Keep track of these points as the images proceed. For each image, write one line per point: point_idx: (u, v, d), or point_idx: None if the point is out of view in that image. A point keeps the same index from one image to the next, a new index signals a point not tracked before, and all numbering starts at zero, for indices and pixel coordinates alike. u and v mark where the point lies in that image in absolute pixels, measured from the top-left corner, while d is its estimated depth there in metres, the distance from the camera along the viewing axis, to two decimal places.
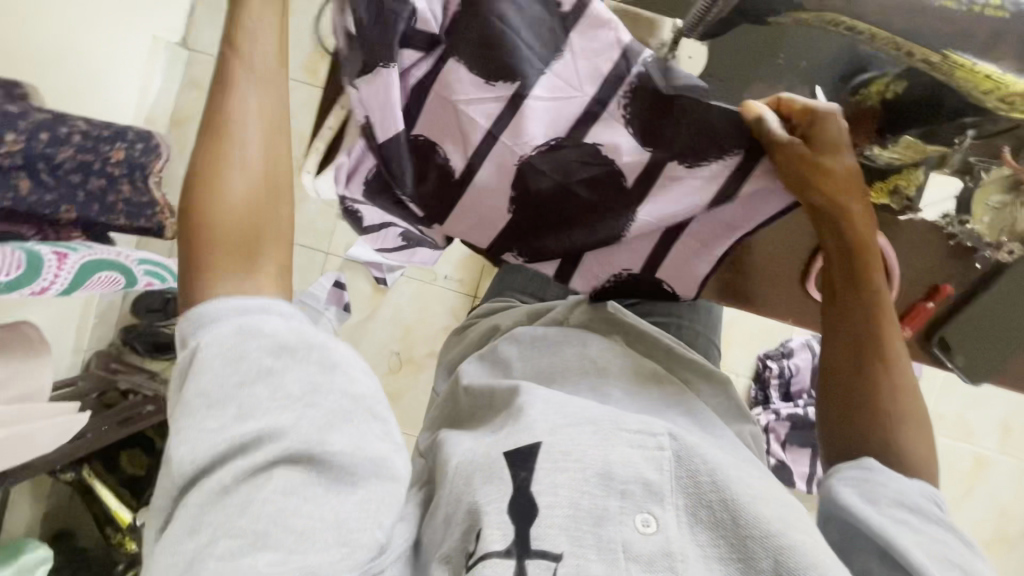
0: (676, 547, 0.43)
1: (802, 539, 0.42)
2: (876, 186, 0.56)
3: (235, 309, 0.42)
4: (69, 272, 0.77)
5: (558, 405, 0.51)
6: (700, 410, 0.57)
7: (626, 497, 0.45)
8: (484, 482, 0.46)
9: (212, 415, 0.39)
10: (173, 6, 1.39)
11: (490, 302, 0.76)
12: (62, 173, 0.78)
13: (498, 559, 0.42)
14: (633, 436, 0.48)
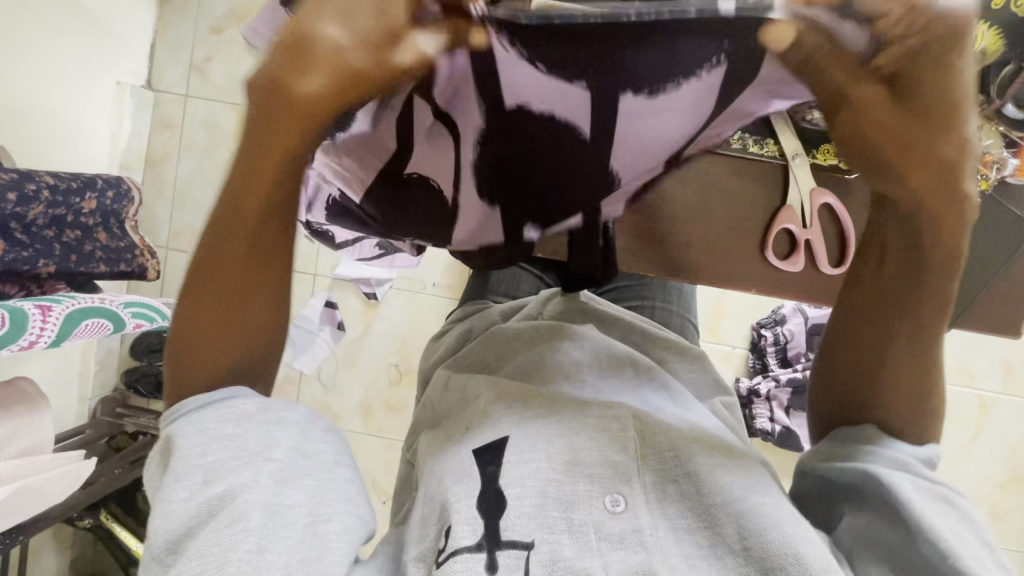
0: (644, 523, 0.45)
1: (763, 501, 0.44)
2: (821, 149, 0.57)
3: (202, 409, 0.44)
4: (55, 324, 0.79)
5: (523, 399, 0.53)
6: (674, 388, 0.58)
7: (593, 481, 0.46)
8: (455, 481, 0.47)
9: (181, 484, 0.42)
10: (132, 49, 1.40)
11: (466, 305, 0.76)
12: (36, 229, 0.80)
13: (469, 553, 0.44)
14: (597, 423, 0.50)
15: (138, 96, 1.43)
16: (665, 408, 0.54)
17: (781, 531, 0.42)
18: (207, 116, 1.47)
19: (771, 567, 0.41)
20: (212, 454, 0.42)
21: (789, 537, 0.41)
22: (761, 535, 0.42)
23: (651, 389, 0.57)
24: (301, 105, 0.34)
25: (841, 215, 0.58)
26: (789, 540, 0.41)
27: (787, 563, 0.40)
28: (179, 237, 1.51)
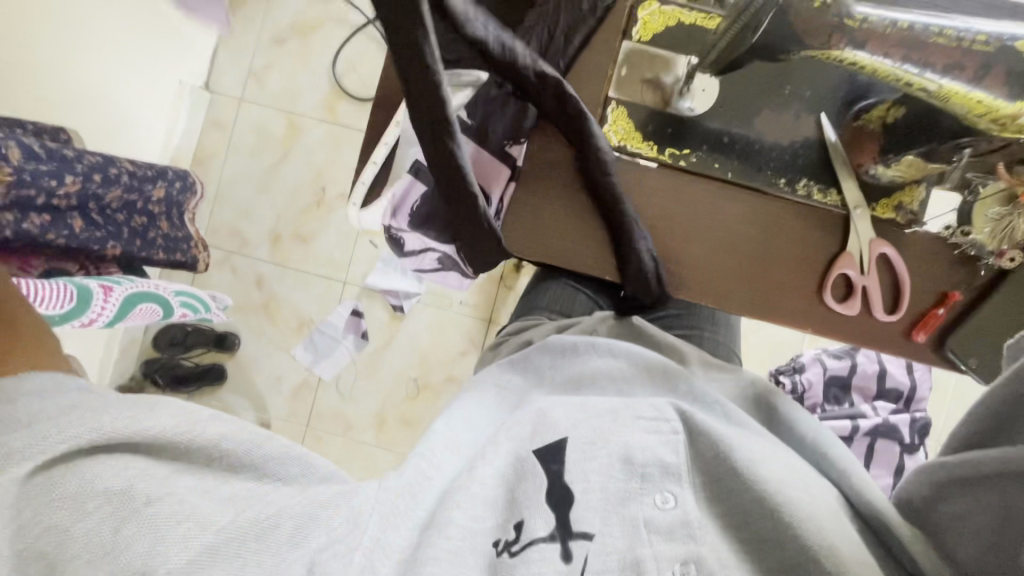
0: (694, 517, 0.45)
1: (798, 495, 0.43)
2: (881, 203, 0.61)
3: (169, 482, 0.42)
4: (115, 305, 0.81)
5: (578, 405, 0.54)
6: (710, 396, 0.57)
7: (647, 479, 0.47)
8: (518, 479, 0.49)
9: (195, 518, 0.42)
10: (196, 53, 1.46)
11: (520, 319, 0.79)
12: (109, 212, 0.83)
13: (544, 544, 0.45)
14: (649, 423, 0.50)
15: (196, 97, 1.49)
16: (713, 414, 0.54)
17: (818, 525, 0.41)
18: (259, 122, 1.53)
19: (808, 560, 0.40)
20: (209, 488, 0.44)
21: (826, 531, 0.41)
22: (800, 527, 0.41)
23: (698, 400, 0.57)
24: None
25: (899, 265, 0.60)
26: (825, 533, 0.40)
27: (824, 554, 0.40)
28: (216, 233, 1.54)
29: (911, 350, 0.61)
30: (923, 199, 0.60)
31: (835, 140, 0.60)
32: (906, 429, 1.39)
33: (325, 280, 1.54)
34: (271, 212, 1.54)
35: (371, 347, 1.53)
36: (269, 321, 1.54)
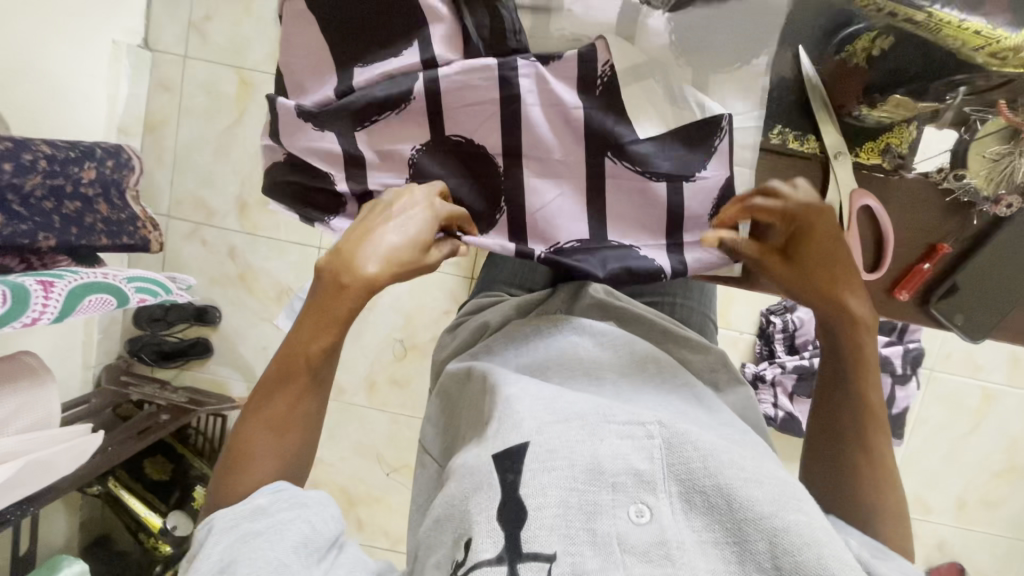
0: (671, 535, 0.39)
1: (795, 519, 0.39)
2: (865, 147, 0.54)
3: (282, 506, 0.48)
4: (57, 300, 0.77)
5: (546, 401, 0.47)
6: (703, 390, 0.55)
7: (617, 489, 0.41)
8: (473, 492, 0.43)
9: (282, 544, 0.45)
10: (127, 5, 1.32)
11: (478, 297, 0.75)
12: (34, 202, 0.77)
13: (489, 567, 0.39)
14: (621, 428, 0.44)
15: (135, 57, 1.37)
16: (692, 409, 0.52)
17: (815, 551, 0.37)
18: (208, 79, 1.41)
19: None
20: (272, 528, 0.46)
21: (824, 558, 0.37)
22: (795, 556, 0.37)
23: (681, 395, 0.54)
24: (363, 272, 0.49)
25: (881, 219, 0.55)
26: (823, 562, 0.37)
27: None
28: (180, 205, 1.47)
29: (895, 309, 0.57)
30: (914, 139, 0.53)
31: (814, 76, 0.52)
32: (898, 361, 1.38)
33: (299, 246, 1.48)
34: (234, 178, 1.46)
35: None
36: (247, 292, 1.50)
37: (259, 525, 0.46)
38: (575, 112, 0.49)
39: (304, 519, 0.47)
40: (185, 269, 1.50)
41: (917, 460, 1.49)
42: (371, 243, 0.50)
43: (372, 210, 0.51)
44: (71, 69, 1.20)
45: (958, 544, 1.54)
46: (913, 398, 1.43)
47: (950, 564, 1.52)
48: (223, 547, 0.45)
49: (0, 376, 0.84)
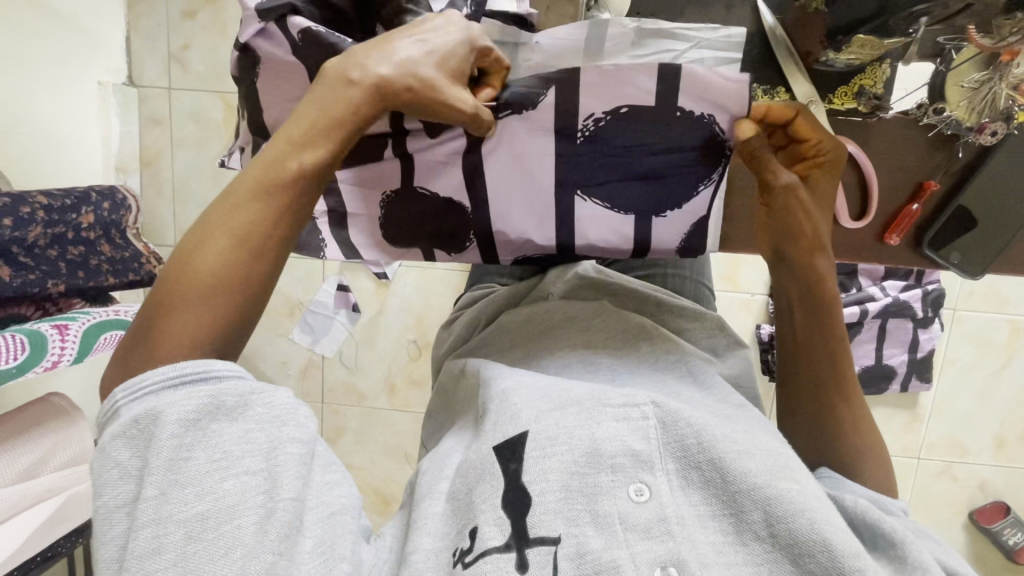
0: (671, 511, 0.40)
1: (788, 488, 0.39)
2: (839, 92, 0.53)
3: (171, 378, 0.39)
4: (74, 342, 0.80)
5: (543, 390, 0.47)
6: (696, 363, 0.54)
7: (616, 470, 0.41)
8: (478, 481, 0.43)
9: (205, 474, 0.38)
10: (106, 45, 1.35)
11: (472, 291, 0.76)
12: (40, 251, 0.80)
13: (498, 554, 0.39)
14: (617, 410, 0.43)
15: (123, 95, 1.39)
16: (689, 390, 0.51)
17: (808, 518, 0.38)
18: (195, 107, 1.42)
19: (800, 556, 0.38)
20: (190, 441, 0.38)
21: (816, 524, 0.38)
22: (788, 522, 0.38)
23: (675, 374, 0.53)
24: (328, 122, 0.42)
25: (865, 164, 0.53)
26: (817, 527, 0.38)
27: (817, 549, 0.37)
28: None
29: (887, 253, 0.56)
30: (888, 78, 0.52)
31: (776, 24, 0.51)
32: (919, 304, 1.35)
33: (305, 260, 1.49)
34: None
35: (365, 318, 1.51)
36: None
37: (228, 446, 0.39)
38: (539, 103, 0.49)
39: (289, 437, 0.41)
40: None
41: (949, 402, 1.46)
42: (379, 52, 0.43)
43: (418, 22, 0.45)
44: (58, 116, 1.23)
45: (1005, 482, 1.50)
46: (938, 340, 1.40)
47: (994, 504, 1.49)
48: (190, 475, 0.38)
49: (34, 419, 0.89)
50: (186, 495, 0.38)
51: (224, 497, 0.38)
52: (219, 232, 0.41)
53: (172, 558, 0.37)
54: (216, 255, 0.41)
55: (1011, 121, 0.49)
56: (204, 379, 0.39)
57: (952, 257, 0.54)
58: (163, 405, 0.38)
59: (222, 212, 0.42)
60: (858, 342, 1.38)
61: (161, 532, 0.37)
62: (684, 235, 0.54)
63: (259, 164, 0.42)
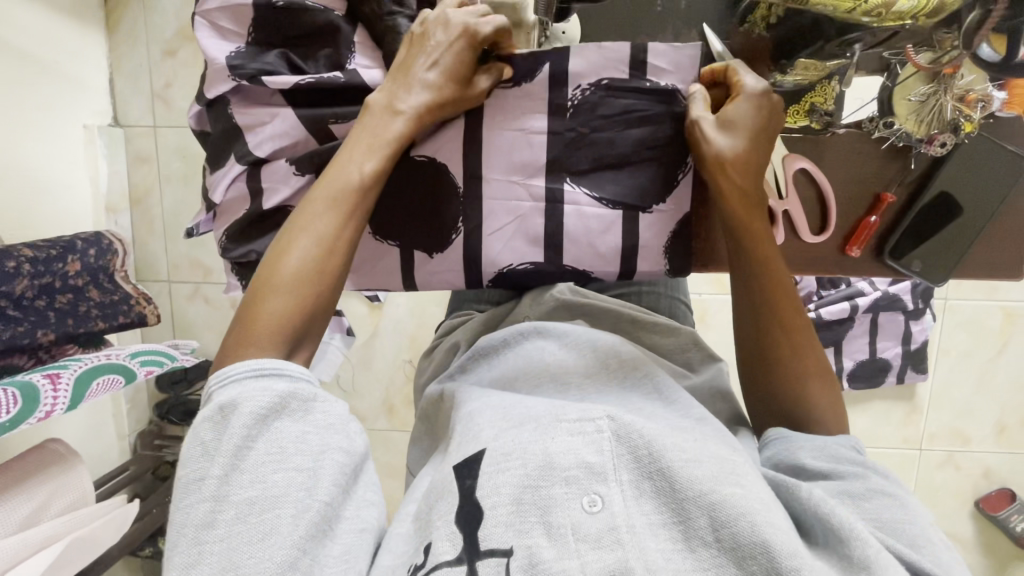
0: (621, 521, 0.39)
1: (732, 492, 0.40)
2: (791, 110, 0.54)
3: (256, 371, 0.43)
4: (66, 391, 0.81)
5: (505, 410, 0.48)
6: (663, 379, 0.55)
7: (570, 482, 0.41)
8: (438, 497, 0.44)
9: (268, 464, 0.40)
10: (89, 89, 1.37)
11: (451, 318, 0.77)
12: (27, 302, 0.82)
13: (449, 568, 0.39)
14: (572, 425, 0.43)
15: (108, 136, 1.41)
16: (655, 407, 0.52)
17: (749, 521, 0.38)
18: (180, 143, 1.44)
19: (744, 560, 0.38)
20: (257, 430, 0.41)
21: (757, 527, 0.38)
22: (731, 527, 0.38)
23: (641, 392, 0.54)
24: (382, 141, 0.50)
25: (819, 179, 0.54)
26: (757, 529, 0.38)
27: (758, 552, 0.37)
28: (178, 268, 1.50)
29: (851, 265, 0.56)
30: (837, 95, 0.53)
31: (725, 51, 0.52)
32: (908, 296, 1.35)
33: None
34: None
35: (360, 341, 1.52)
36: None
37: (285, 442, 0.41)
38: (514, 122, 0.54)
39: (338, 446, 0.43)
40: (193, 328, 1.53)
41: (946, 393, 1.46)
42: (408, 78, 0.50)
43: (411, 45, 0.51)
44: (43, 162, 1.25)
45: (1010, 470, 1.49)
46: (931, 330, 1.40)
47: (1000, 491, 1.49)
48: (250, 464, 0.40)
49: (30, 468, 0.91)
50: (241, 483, 0.40)
51: (272, 486, 0.40)
52: (294, 246, 0.47)
53: (224, 533, 0.39)
54: (280, 303, 0.46)
55: (959, 132, 0.51)
56: (281, 374, 0.43)
57: (914, 266, 0.55)
58: (244, 389, 0.42)
59: (272, 269, 0.47)
60: (851, 338, 1.38)
61: (213, 518, 0.39)
62: (671, 233, 0.56)
63: (319, 187, 0.49)
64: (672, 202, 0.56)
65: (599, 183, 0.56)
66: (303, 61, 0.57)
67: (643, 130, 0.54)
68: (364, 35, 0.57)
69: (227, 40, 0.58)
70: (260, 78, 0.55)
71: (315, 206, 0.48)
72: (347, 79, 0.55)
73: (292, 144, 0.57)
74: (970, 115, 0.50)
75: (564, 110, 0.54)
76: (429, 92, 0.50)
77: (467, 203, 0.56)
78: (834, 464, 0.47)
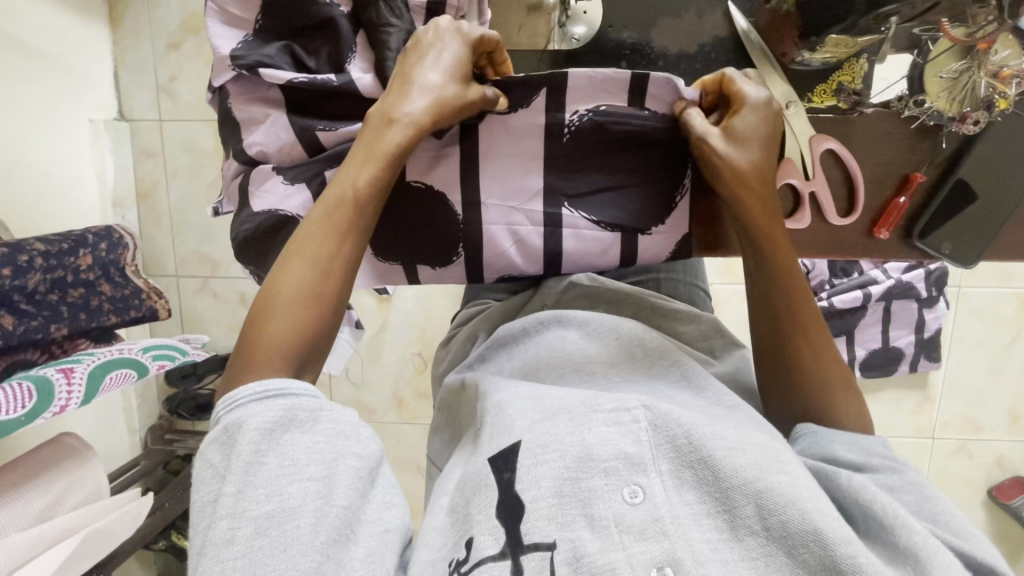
0: (665, 512, 0.39)
1: (778, 479, 0.39)
2: (819, 89, 0.54)
3: (259, 393, 0.42)
4: (80, 384, 0.81)
5: (535, 399, 0.47)
6: (689, 366, 0.55)
7: (609, 474, 0.41)
8: (474, 494, 0.43)
9: (283, 478, 0.39)
10: (94, 82, 1.36)
11: (467, 308, 0.76)
12: (40, 297, 0.82)
13: (493, 563, 0.39)
14: (608, 415, 0.43)
15: (114, 131, 1.40)
16: (681, 394, 0.51)
17: (799, 509, 0.37)
18: (187, 137, 1.43)
19: (794, 548, 0.37)
20: (264, 451, 0.40)
21: (807, 514, 0.37)
22: (781, 514, 0.38)
23: (669, 380, 0.53)
24: (379, 148, 0.48)
25: (847, 160, 0.52)
26: (808, 517, 0.37)
27: (809, 540, 0.37)
28: (186, 263, 1.50)
29: (879, 248, 0.55)
30: (865, 73, 0.53)
31: (750, 29, 0.52)
32: (922, 284, 1.34)
33: None
34: None
35: (369, 334, 1.51)
36: None
37: (296, 454, 0.40)
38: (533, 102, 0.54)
39: (350, 451, 0.42)
40: (202, 323, 1.53)
41: (960, 381, 1.45)
42: (406, 84, 0.49)
43: (406, 56, 0.50)
44: (50, 157, 1.24)
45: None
46: (944, 318, 1.38)
47: (1013, 479, 1.48)
48: (263, 479, 0.39)
49: (45, 462, 0.91)
50: (258, 502, 0.39)
51: (288, 497, 0.39)
52: (295, 264, 0.46)
53: (244, 547, 0.38)
54: (286, 323, 0.44)
55: (993, 110, 0.49)
56: (286, 394, 0.42)
57: (946, 248, 0.54)
58: (250, 412, 0.41)
59: (275, 290, 0.45)
60: (864, 327, 1.36)
61: (235, 534, 0.38)
62: (676, 245, 0.58)
63: (319, 201, 0.47)
64: (671, 223, 0.57)
65: (599, 204, 0.56)
66: (306, 56, 0.55)
67: (639, 155, 0.55)
68: (364, 41, 0.55)
69: (233, 27, 0.56)
70: (258, 71, 0.53)
71: (316, 222, 0.47)
72: (340, 82, 0.54)
73: (285, 151, 0.56)
74: (1005, 91, 0.48)
75: (562, 134, 0.54)
76: (428, 96, 0.48)
77: (487, 191, 0.55)
78: (866, 458, 0.46)
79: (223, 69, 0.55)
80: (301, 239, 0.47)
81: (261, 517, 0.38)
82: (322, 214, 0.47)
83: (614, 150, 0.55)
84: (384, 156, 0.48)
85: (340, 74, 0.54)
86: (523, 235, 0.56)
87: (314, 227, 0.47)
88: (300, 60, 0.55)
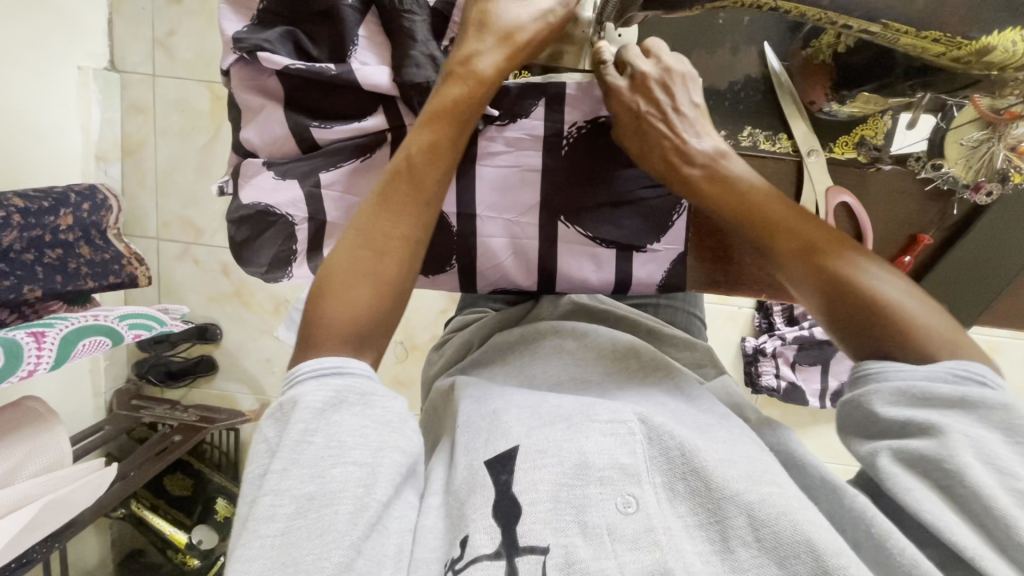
0: (658, 522, 0.38)
1: (769, 491, 0.38)
2: (841, 141, 0.53)
3: (314, 373, 0.40)
4: (52, 349, 0.78)
5: (533, 407, 0.46)
6: (680, 374, 0.54)
7: (604, 484, 0.40)
8: (469, 493, 0.41)
9: (330, 462, 0.37)
10: (87, 29, 1.29)
11: (463, 313, 0.75)
12: (15, 255, 0.78)
13: (489, 562, 0.37)
14: (605, 426, 0.43)
15: (104, 81, 1.34)
16: (672, 401, 0.50)
17: (790, 520, 0.36)
18: (180, 96, 1.37)
19: (786, 559, 0.35)
20: (312, 431, 0.37)
21: (799, 526, 0.36)
22: (772, 526, 0.36)
23: (663, 387, 0.52)
24: (450, 108, 0.46)
25: (862, 217, 0.52)
26: (799, 529, 0.35)
27: (801, 551, 0.35)
28: (168, 226, 1.44)
29: None
30: (888, 130, 0.52)
31: (781, 72, 0.52)
32: None
33: None
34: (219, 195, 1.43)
35: None
36: (244, 306, 1.47)
37: (344, 435, 0.38)
38: (552, 125, 0.53)
39: (395, 444, 0.39)
40: (179, 289, 1.48)
41: None
42: (485, 27, 0.48)
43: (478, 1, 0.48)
44: (32, 104, 1.18)
45: None
46: None
47: None
48: (308, 458, 0.37)
49: (6, 426, 0.88)
50: (298, 488, 0.36)
51: (330, 481, 0.36)
52: (359, 240, 0.44)
53: (282, 527, 0.35)
54: (355, 294, 0.43)
55: (1006, 182, 0.50)
56: (342, 372, 0.40)
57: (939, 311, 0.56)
58: (299, 391, 0.39)
59: (339, 264, 0.44)
60: None
61: (272, 517, 0.35)
62: (666, 269, 0.57)
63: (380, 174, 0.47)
64: (667, 240, 0.56)
65: (593, 220, 0.55)
66: (308, 42, 0.52)
67: (640, 181, 0.54)
68: (370, 31, 0.52)
69: (237, 6, 0.53)
70: (256, 55, 0.50)
71: (373, 197, 0.46)
72: (338, 71, 0.50)
73: (278, 147, 0.54)
74: (1020, 165, 0.49)
75: (560, 148, 0.54)
76: (502, 48, 0.47)
77: (496, 200, 0.54)
78: (917, 413, 0.37)
79: (228, 51, 0.52)
80: (363, 212, 0.46)
81: (303, 503, 0.35)
82: (378, 189, 0.46)
83: (628, 173, 0.54)
84: (443, 118, 0.46)
85: (340, 65, 0.51)
86: (530, 253, 0.55)
87: (375, 197, 0.46)
88: (302, 48, 0.52)
